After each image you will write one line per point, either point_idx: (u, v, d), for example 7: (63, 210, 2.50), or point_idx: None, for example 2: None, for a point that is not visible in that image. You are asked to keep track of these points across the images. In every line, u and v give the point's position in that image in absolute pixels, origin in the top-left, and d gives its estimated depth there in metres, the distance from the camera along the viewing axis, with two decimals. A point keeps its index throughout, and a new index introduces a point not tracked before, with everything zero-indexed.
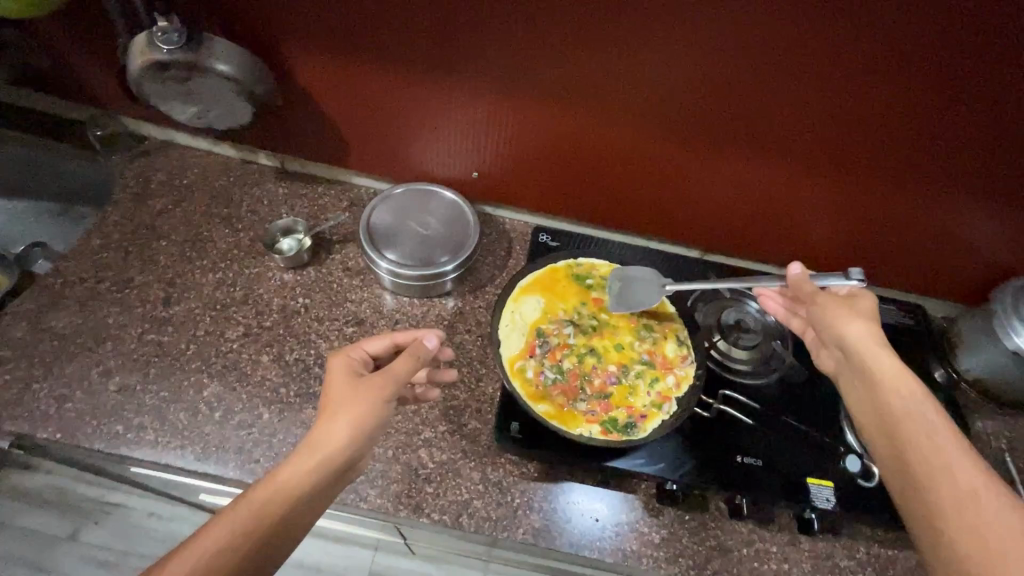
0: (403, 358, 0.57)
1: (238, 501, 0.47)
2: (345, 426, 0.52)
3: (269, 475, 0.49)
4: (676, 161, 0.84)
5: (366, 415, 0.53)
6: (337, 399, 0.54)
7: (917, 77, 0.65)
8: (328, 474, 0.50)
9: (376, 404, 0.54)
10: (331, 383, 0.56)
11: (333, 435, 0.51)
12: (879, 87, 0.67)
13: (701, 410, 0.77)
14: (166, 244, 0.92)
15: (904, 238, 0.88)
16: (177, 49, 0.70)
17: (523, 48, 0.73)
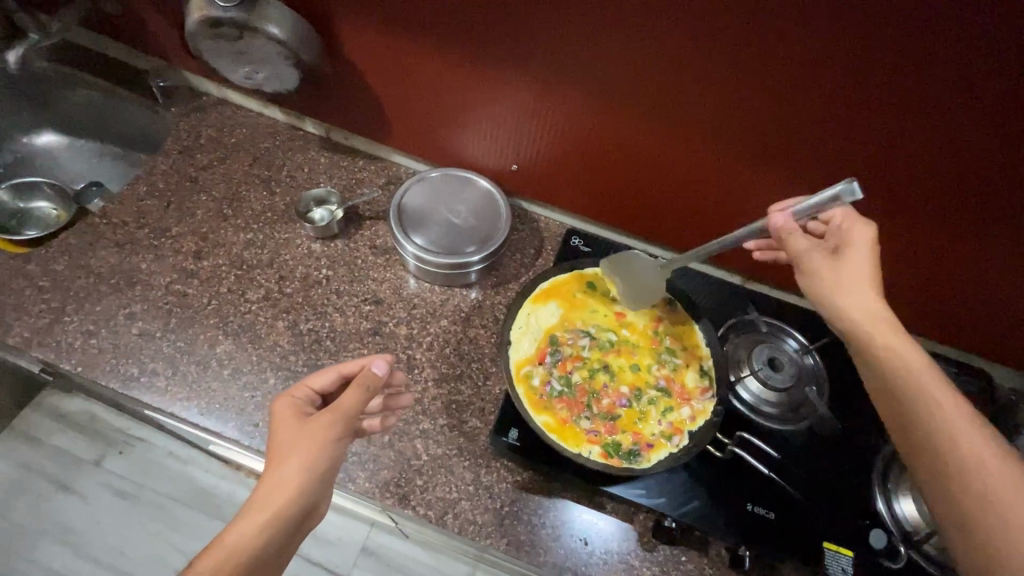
0: (348, 394, 0.54)
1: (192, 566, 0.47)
2: (290, 479, 0.50)
3: (217, 538, 0.48)
4: (732, 181, 0.78)
5: (310, 464, 0.51)
6: (280, 451, 0.52)
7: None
8: (278, 530, 0.50)
9: (325, 447, 0.52)
10: (275, 432, 0.54)
11: (279, 487, 0.50)
12: (988, 128, 0.58)
13: (714, 450, 0.72)
14: (205, 198, 0.94)
15: (985, 301, 0.77)
16: (232, 8, 0.70)
17: (581, 43, 0.68)
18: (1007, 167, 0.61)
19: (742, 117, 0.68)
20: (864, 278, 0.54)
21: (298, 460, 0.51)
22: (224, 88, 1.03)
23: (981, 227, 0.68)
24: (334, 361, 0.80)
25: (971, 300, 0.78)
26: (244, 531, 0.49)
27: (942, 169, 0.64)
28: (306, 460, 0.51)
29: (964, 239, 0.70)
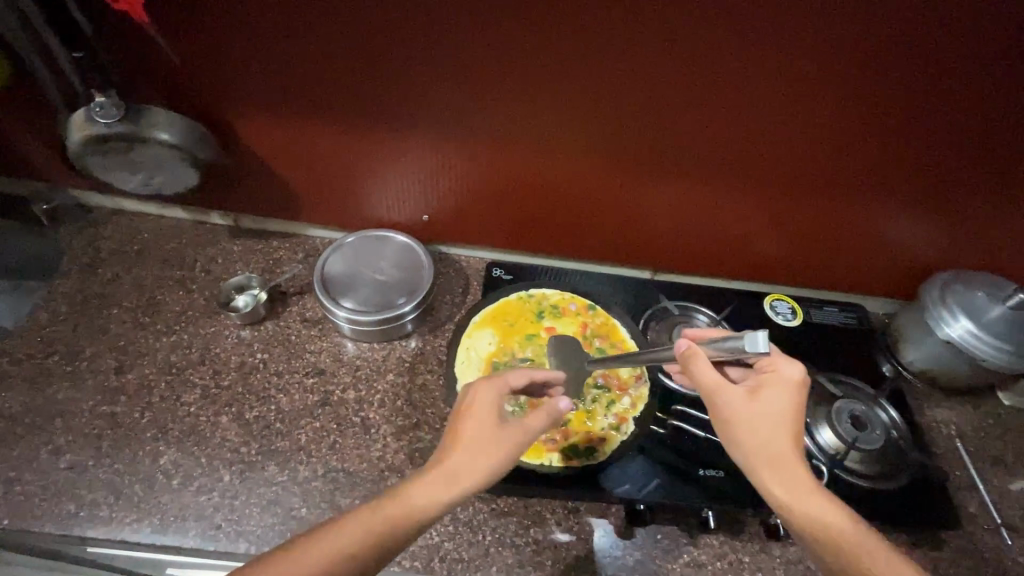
0: (540, 415, 0.56)
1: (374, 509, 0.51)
2: (434, 478, 0.53)
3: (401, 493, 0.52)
4: (629, 184, 0.88)
5: (455, 468, 0.53)
6: (469, 440, 0.55)
7: (832, 89, 0.71)
8: (408, 527, 0.51)
9: (503, 454, 0.54)
10: (467, 412, 0.57)
11: (423, 486, 0.52)
12: (816, 98, 0.72)
13: (657, 427, 0.78)
14: (117, 311, 0.91)
15: (840, 242, 0.93)
16: (116, 122, 0.72)
17: (475, 91, 0.76)
18: (836, 125, 0.75)
19: (626, 128, 0.79)
20: (788, 414, 0.58)
21: (460, 460, 0.54)
22: (117, 198, 1.02)
23: (832, 177, 0.83)
24: (288, 442, 0.80)
25: (839, 240, 0.93)
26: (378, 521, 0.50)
27: (794, 139, 0.78)
28: (459, 462, 0.54)
29: (821, 190, 0.85)
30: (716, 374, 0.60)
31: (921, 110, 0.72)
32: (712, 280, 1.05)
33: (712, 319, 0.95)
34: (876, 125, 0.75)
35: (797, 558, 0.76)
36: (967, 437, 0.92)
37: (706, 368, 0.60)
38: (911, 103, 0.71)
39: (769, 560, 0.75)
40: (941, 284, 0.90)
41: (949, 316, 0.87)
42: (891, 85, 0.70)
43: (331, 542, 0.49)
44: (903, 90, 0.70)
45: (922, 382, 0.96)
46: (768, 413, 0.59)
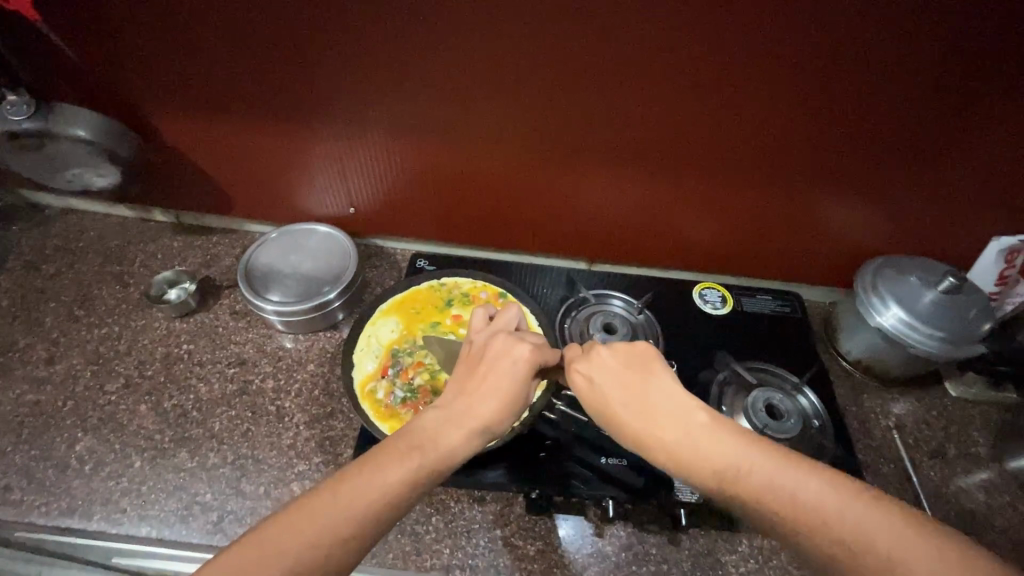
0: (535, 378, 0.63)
1: (356, 486, 0.48)
2: (474, 426, 0.55)
3: (385, 465, 0.50)
4: (549, 172, 0.88)
5: (498, 415, 0.57)
6: (507, 390, 0.58)
7: (730, 66, 0.69)
8: (443, 473, 0.52)
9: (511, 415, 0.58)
10: (496, 361, 0.59)
11: (459, 432, 0.54)
12: (718, 76, 0.71)
13: (549, 413, 0.79)
14: (54, 305, 0.94)
15: (771, 226, 0.91)
16: (26, 119, 0.73)
17: (378, 80, 0.77)
18: (742, 106, 0.74)
19: (533, 114, 0.79)
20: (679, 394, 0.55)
21: (498, 407, 0.57)
22: (65, 198, 1.05)
23: (749, 161, 0.81)
24: (202, 430, 0.81)
25: (769, 227, 0.91)
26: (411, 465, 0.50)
27: (702, 123, 0.76)
28: (503, 411, 0.57)
29: (740, 176, 0.83)
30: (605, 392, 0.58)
31: (824, 89, 0.70)
32: (648, 270, 1.03)
33: (629, 303, 0.94)
34: (783, 106, 0.73)
35: (706, 551, 0.74)
36: (907, 429, 0.89)
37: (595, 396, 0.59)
38: (812, 81, 0.70)
39: (677, 553, 0.73)
40: (873, 270, 0.87)
41: (879, 303, 0.84)
42: (789, 62, 0.68)
43: (377, 485, 0.48)
44: (802, 68, 0.68)
45: (861, 372, 0.93)
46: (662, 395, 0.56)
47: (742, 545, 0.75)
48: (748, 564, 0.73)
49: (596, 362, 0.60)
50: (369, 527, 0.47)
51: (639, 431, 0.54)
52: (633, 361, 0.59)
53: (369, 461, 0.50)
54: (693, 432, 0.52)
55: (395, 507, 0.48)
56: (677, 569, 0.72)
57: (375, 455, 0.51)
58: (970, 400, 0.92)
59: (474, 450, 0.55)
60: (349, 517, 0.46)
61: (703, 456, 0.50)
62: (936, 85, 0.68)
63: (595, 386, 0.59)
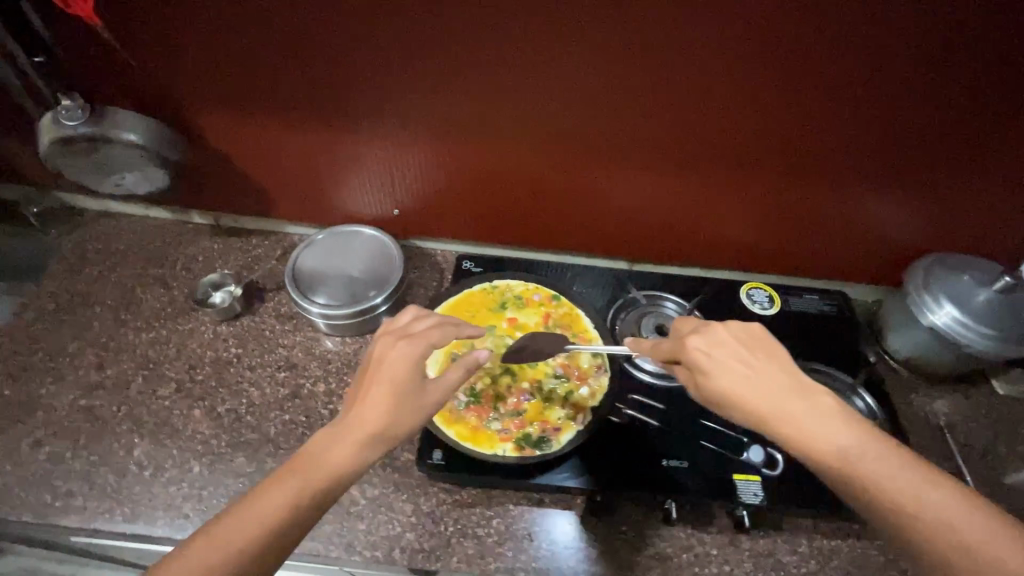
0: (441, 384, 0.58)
1: (264, 490, 0.49)
2: (350, 446, 0.52)
3: (301, 464, 0.51)
4: (599, 174, 0.87)
5: (385, 430, 0.54)
6: (386, 401, 0.55)
7: (796, 67, 0.69)
8: (326, 498, 0.50)
9: (377, 422, 0.54)
10: (382, 370, 0.57)
11: (337, 453, 0.52)
12: (782, 76, 0.70)
13: (615, 416, 0.78)
14: (100, 309, 0.94)
15: (820, 225, 0.90)
16: (82, 123, 0.74)
17: (433, 82, 0.76)
18: (804, 107, 0.73)
19: (590, 116, 0.78)
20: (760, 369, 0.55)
21: (383, 420, 0.54)
22: (103, 200, 1.05)
23: (804, 162, 0.80)
24: (257, 434, 0.81)
25: (819, 227, 0.90)
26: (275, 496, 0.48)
27: (763, 123, 0.76)
28: (389, 425, 0.54)
29: (795, 175, 0.83)
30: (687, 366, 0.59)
31: (890, 89, 0.69)
32: (691, 270, 1.03)
33: (682, 306, 0.95)
34: (847, 106, 0.72)
35: (768, 552, 0.75)
36: (956, 427, 0.89)
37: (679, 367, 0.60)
38: (879, 82, 0.69)
39: (738, 553, 0.74)
40: (924, 269, 0.87)
41: (933, 303, 0.84)
42: (857, 63, 0.67)
43: (259, 515, 0.47)
44: (870, 69, 0.68)
45: (909, 371, 0.93)
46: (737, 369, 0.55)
47: (802, 545, 0.75)
48: (809, 565, 0.74)
49: (717, 334, 0.57)
50: (273, 547, 0.46)
51: (759, 405, 0.52)
52: (756, 341, 0.57)
53: (241, 496, 0.48)
54: (817, 420, 0.51)
55: (277, 534, 0.47)
56: (739, 569, 0.73)
57: (255, 484, 0.49)
58: (1018, 397, 0.92)
59: (358, 470, 0.52)
60: (240, 545, 0.45)
61: (827, 444, 0.49)
62: (1006, 84, 0.67)
63: (713, 354, 0.56)
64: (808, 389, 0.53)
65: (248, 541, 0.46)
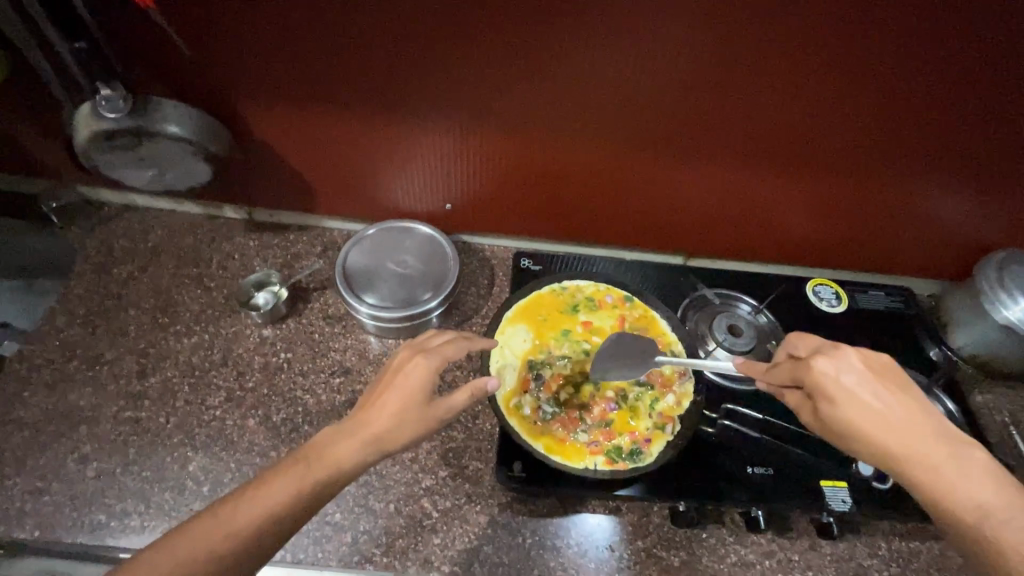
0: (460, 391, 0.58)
1: (279, 475, 0.49)
2: (356, 447, 0.52)
3: (316, 450, 0.51)
4: (669, 172, 0.82)
5: (387, 436, 0.53)
6: (397, 407, 0.55)
7: (903, 62, 0.64)
8: (316, 503, 0.49)
9: (397, 426, 0.54)
10: (399, 378, 0.57)
11: (339, 453, 0.51)
12: (886, 72, 0.65)
13: (706, 426, 0.77)
14: (135, 312, 0.88)
15: (892, 222, 0.87)
16: (123, 116, 0.67)
17: (504, 75, 0.70)
18: (901, 106, 0.69)
19: (669, 114, 0.73)
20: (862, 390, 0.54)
21: (388, 425, 0.54)
22: (126, 192, 0.96)
23: (889, 161, 0.77)
24: None
25: (891, 224, 0.87)
26: (273, 492, 0.47)
27: (854, 122, 0.71)
28: (388, 430, 0.53)
29: (876, 175, 0.79)
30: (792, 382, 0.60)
31: (1000, 89, 0.65)
32: (749, 266, 1.00)
33: (756, 307, 0.93)
34: (948, 105, 0.68)
35: (849, 555, 0.73)
36: (1021, 425, 0.88)
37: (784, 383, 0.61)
38: (989, 81, 0.64)
39: (820, 558, 0.72)
40: (999, 263, 0.84)
41: (1007, 298, 0.82)
42: (970, 61, 0.63)
43: (245, 511, 0.46)
44: (982, 67, 0.63)
45: (975, 368, 0.92)
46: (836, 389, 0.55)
47: (882, 548, 0.73)
48: (889, 568, 0.72)
49: (848, 360, 0.55)
50: (254, 542, 0.45)
51: (888, 438, 0.50)
52: (888, 374, 0.55)
53: (242, 490, 0.48)
54: (954, 463, 0.48)
55: (266, 533, 0.46)
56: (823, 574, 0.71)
57: (252, 480, 0.48)
58: None
59: (355, 474, 0.51)
60: (222, 535, 0.45)
61: (962, 488, 0.47)
62: None
63: (840, 380, 0.54)
64: (943, 432, 0.51)
65: (255, 520, 0.46)
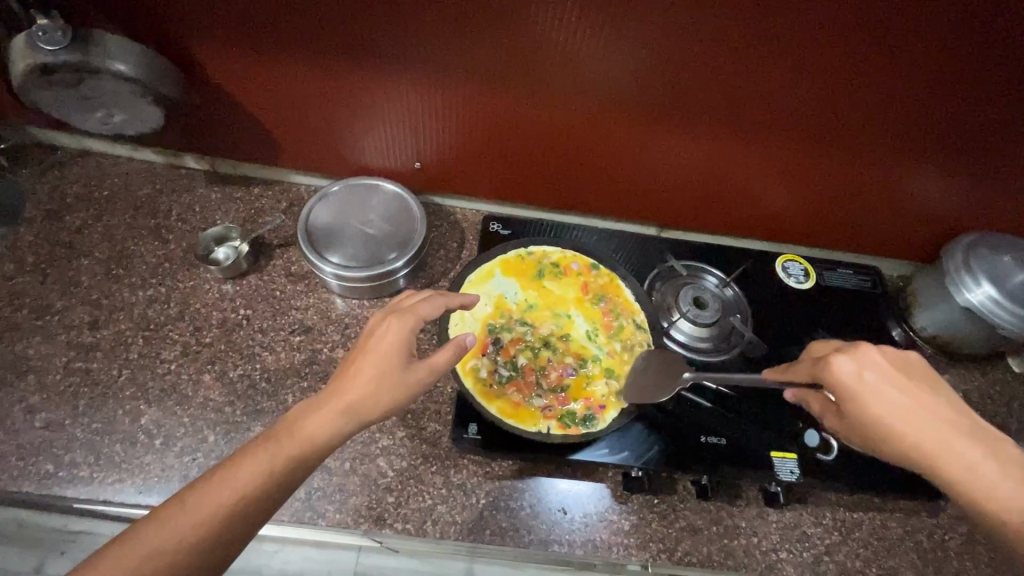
0: (444, 349, 0.59)
1: (249, 455, 0.48)
2: (331, 417, 0.51)
3: (290, 427, 0.50)
4: (639, 140, 0.80)
5: (362, 404, 0.52)
6: (371, 373, 0.54)
7: (875, 40, 0.62)
8: (289, 480, 0.48)
9: (383, 393, 0.53)
10: (373, 343, 0.56)
11: (310, 426, 0.50)
12: (857, 50, 0.63)
13: (662, 395, 0.77)
14: (88, 262, 0.85)
15: (863, 201, 0.87)
16: (63, 49, 0.64)
17: (468, 31, 0.67)
18: (876, 85, 0.67)
19: (641, 82, 0.70)
20: (940, 415, 0.54)
21: (363, 394, 0.53)
22: (82, 137, 0.91)
23: (865, 140, 0.75)
24: (274, 402, 0.77)
25: (861, 203, 0.87)
26: (241, 474, 0.46)
27: (832, 99, 0.70)
28: (363, 398, 0.52)
29: (848, 154, 0.78)
30: (881, 405, 0.54)
31: (973, 73, 0.64)
32: (723, 240, 1.00)
33: (721, 281, 0.92)
34: (919, 87, 0.66)
35: (793, 524, 0.75)
36: (973, 404, 0.90)
37: (877, 400, 0.54)
38: (967, 63, 0.63)
39: (765, 525, 0.74)
40: (965, 247, 0.84)
41: (970, 281, 0.82)
42: (955, 39, 0.61)
43: (213, 493, 0.45)
44: (957, 50, 0.62)
45: (934, 348, 0.93)
46: (944, 429, 0.53)
47: (826, 518, 0.75)
48: (832, 536, 0.75)
49: (871, 357, 0.56)
50: (232, 526, 0.45)
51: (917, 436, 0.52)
52: (913, 371, 0.57)
53: (212, 471, 0.46)
54: (974, 455, 0.51)
55: (239, 514, 0.45)
56: (767, 541, 0.73)
57: (222, 460, 0.47)
58: None
59: (332, 444, 0.51)
60: (193, 522, 0.44)
61: None
62: None
63: (865, 375, 0.55)
64: (992, 431, 0.53)
65: (228, 506, 0.45)
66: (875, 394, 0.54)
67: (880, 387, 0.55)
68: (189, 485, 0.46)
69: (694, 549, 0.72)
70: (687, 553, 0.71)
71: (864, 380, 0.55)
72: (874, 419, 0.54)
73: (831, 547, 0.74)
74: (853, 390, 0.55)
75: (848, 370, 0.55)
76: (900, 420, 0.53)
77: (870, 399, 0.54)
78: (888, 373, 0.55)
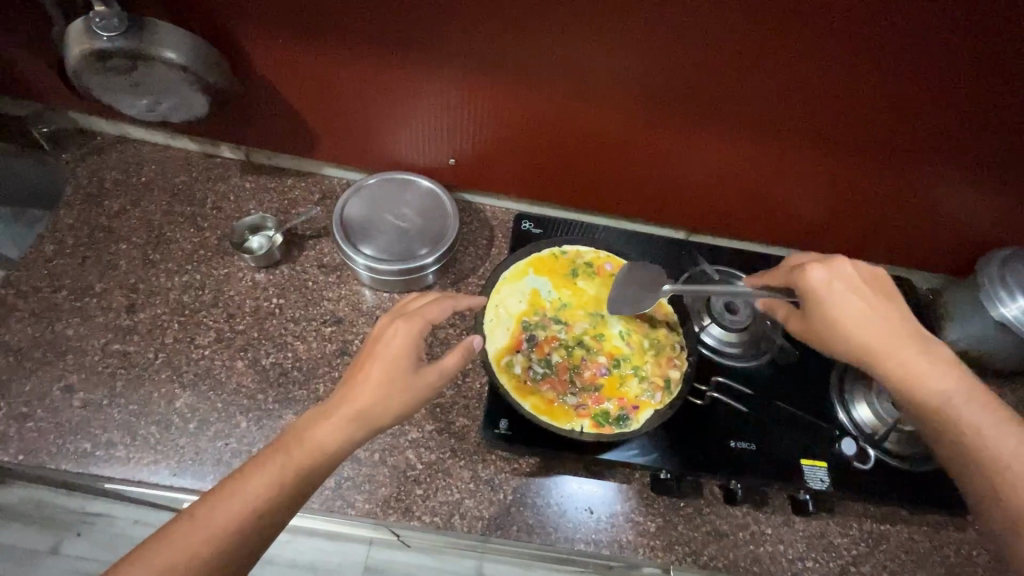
0: (451, 354, 0.59)
1: (259, 466, 0.48)
2: (339, 427, 0.51)
3: (298, 437, 0.50)
4: (674, 144, 0.80)
5: (371, 412, 0.53)
6: (379, 380, 0.54)
7: (922, 52, 0.62)
8: (301, 491, 0.49)
9: (390, 399, 0.54)
10: (380, 347, 0.56)
11: (318, 436, 0.51)
12: (902, 61, 0.63)
13: (695, 398, 0.78)
14: (126, 247, 0.86)
15: (898, 213, 0.86)
16: (118, 36, 0.65)
17: (513, 31, 0.67)
18: (919, 97, 0.67)
19: (682, 86, 0.70)
20: (897, 323, 0.58)
21: (371, 400, 0.53)
22: (123, 124, 0.93)
23: (905, 151, 0.75)
24: (305, 391, 0.78)
25: (896, 214, 0.87)
26: (252, 486, 0.47)
27: (874, 108, 0.69)
28: (371, 406, 0.53)
29: (886, 164, 0.78)
30: (840, 309, 0.58)
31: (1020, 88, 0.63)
32: (751, 245, 1.00)
33: None
34: (964, 100, 0.66)
35: (820, 533, 0.74)
36: None
37: (841, 305, 0.59)
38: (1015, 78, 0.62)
39: (792, 533, 0.74)
40: (1000, 262, 0.83)
41: (1006, 296, 0.81)
42: (1004, 53, 0.60)
43: (224, 507, 0.46)
44: (1005, 65, 0.61)
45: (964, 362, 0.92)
46: (896, 334, 0.57)
47: (853, 528, 0.75)
48: (859, 547, 0.74)
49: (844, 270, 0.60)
50: (249, 536, 0.46)
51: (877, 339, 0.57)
52: (878, 286, 0.61)
53: (223, 483, 0.48)
54: (939, 369, 0.55)
55: (252, 525, 0.46)
56: (793, 549, 0.73)
57: (233, 472, 0.48)
58: None
59: (342, 452, 0.51)
60: (206, 534, 0.45)
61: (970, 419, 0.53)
62: None
63: (834, 282, 0.59)
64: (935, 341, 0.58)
65: (241, 518, 0.46)
66: (839, 301, 0.59)
67: (843, 293, 0.59)
68: (203, 497, 0.47)
69: (720, 553, 0.72)
70: (712, 557, 0.71)
71: (832, 288, 0.59)
72: (840, 323, 0.58)
73: (858, 558, 0.73)
74: (821, 295, 0.59)
75: (819, 277, 0.60)
76: (854, 322, 0.58)
77: (835, 304, 0.59)
78: (856, 282, 0.60)
